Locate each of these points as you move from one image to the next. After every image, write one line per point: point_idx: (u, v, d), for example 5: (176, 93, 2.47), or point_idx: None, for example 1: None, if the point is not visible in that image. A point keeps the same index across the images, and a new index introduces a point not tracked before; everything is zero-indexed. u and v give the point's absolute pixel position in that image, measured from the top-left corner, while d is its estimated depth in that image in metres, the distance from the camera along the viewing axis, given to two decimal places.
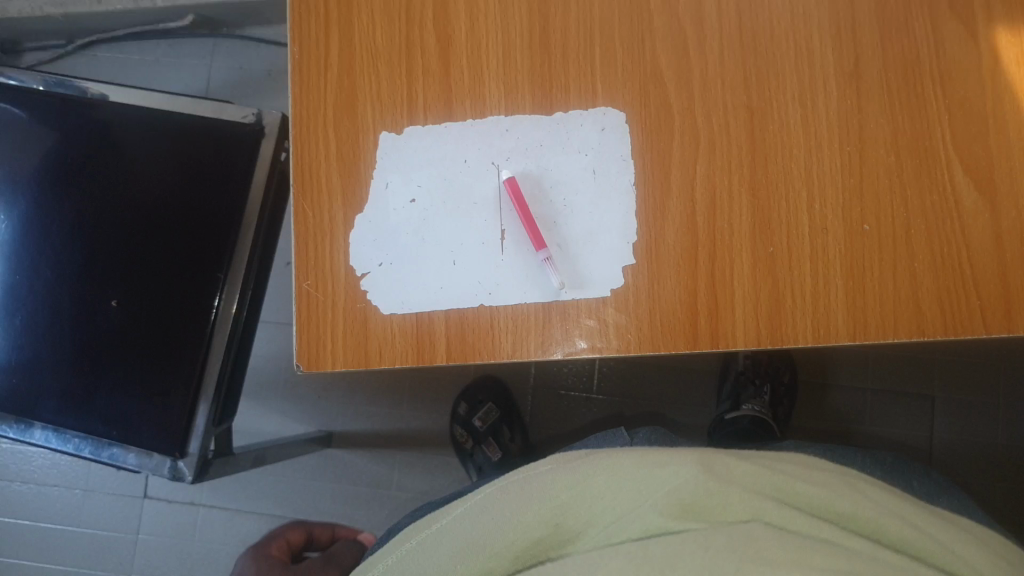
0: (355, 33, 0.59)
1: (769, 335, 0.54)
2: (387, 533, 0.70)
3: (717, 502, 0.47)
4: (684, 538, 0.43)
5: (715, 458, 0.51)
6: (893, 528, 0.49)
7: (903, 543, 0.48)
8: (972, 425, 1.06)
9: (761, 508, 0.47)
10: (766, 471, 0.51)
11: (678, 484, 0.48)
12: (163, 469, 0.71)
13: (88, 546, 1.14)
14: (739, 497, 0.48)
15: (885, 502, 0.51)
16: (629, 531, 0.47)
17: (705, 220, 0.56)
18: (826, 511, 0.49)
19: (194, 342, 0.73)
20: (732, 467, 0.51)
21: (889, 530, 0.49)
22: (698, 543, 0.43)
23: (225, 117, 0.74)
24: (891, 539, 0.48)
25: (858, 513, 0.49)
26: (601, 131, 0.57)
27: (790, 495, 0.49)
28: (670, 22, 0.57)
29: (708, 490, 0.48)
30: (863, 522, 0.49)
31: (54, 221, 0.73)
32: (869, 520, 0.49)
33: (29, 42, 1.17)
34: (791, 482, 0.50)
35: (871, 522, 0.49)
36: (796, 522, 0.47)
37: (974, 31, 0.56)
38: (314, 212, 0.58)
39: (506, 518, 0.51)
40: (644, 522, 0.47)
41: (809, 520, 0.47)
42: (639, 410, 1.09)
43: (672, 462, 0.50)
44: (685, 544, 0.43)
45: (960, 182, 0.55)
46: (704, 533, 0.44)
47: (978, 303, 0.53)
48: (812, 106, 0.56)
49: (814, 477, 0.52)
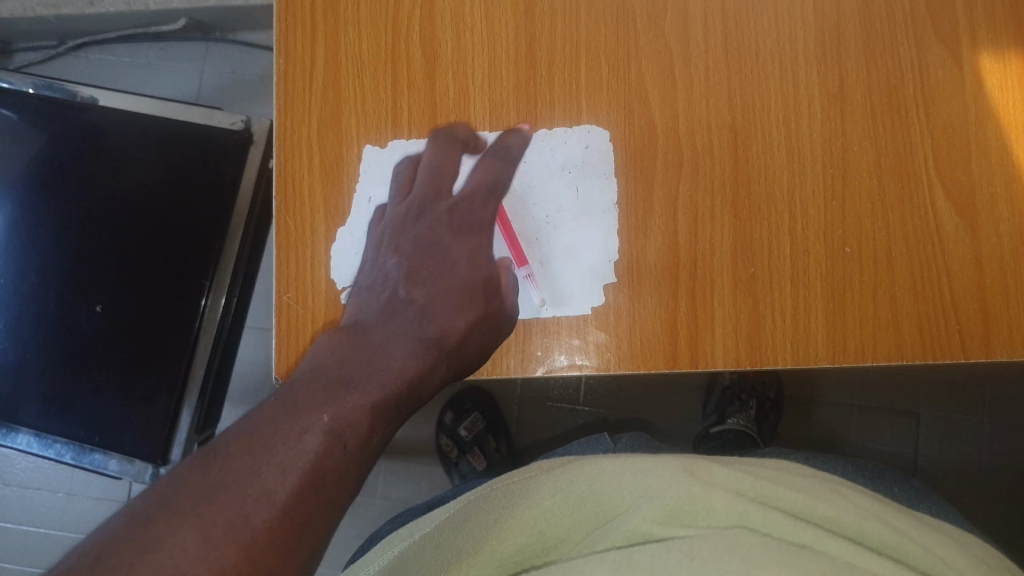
0: (341, 46, 0.59)
1: (749, 355, 0.55)
2: (365, 542, 0.69)
3: (700, 507, 0.44)
4: (670, 547, 0.40)
5: (700, 467, 0.49)
6: (874, 532, 0.46)
7: (885, 548, 0.45)
8: (955, 443, 1.06)
9: (744, 512, 0.44)
10: (748, 477, 0.49)
11: (661, 490, 0.45)
12: (146, 475, 0.75)
13: (71, 550, 1.13)
14: (723, 502, 0.45)
15: (870, 506, 0.49)
16: (610, 540, 0.44)
17: (686, 239, 0.56)
18: (810, 515, 0.47)
19: (179, 349, 0.73)
20: (717, 473, 0.48)
21: (871, 534, 0.46)
22: (683, 552, 0.39)
23: (214, 123, 0.75)
24: (875, 543, 0.45)
25: (839, 517, 0.47)
26: (586, 149, 0.57)
27: (773, 499, 0.47)
28: (656, 40, 0.57)
29: (692, 497, 0.45)
30: (847, 526, 0.46)
31: (37, 226, 0.72)
32: (851, 525, 0.46)
33: (19, 42, 1.17)
34: (770, 488, 0.48)
35: (852, 526, 0.46)
36: (778, 525, 0.43)
37: (958, 56, 0.56)
38: (296, 223, 0.58)
39: (486, 523, 0.47)
40: (627, 529, 0.44)
41: (794, 523, 0.44)
42: (623, 416, 1.08)
43: (656, 468, 0.47)
44: (670, 553, 0.40)
45: (940, 206, 0.55)
46: (689, 541, 0.41)
47: (957, 327, 0.54)
48: (796, 127, 0.57)
49: (795, 483, 0.50)
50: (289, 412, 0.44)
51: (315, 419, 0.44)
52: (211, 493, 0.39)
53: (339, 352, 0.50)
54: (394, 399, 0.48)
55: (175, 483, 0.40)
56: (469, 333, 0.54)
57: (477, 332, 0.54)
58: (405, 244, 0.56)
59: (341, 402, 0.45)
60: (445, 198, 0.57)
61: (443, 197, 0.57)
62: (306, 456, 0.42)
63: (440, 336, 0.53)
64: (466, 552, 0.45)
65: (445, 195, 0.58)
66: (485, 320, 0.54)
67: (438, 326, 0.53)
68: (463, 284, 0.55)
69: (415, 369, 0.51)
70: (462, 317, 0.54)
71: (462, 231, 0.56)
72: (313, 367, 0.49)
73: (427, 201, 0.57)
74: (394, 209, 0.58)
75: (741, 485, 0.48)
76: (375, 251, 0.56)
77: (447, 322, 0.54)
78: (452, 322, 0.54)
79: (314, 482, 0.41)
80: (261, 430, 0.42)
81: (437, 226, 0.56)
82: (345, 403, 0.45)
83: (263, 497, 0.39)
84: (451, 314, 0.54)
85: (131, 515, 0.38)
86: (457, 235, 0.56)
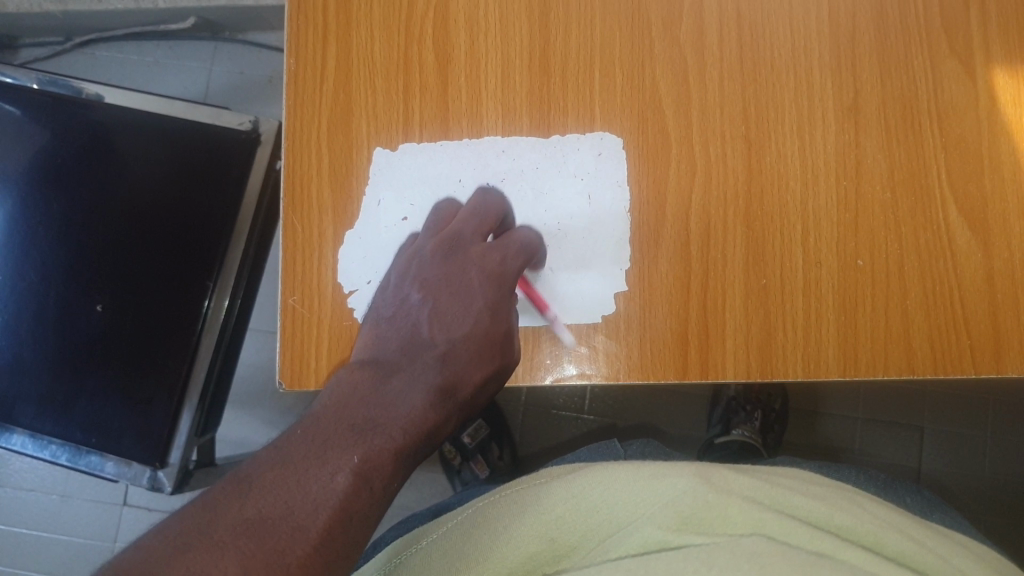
0: (353, 48, 0.58)
1: (759, 367, 0.54)
2: (368, 547, 0.68)
3: (716, 514, 0.44)
4: (686, 555, 0.40)
5: (713, 474, 0.49)
6: (891, 542, 0.45)
7: (903, 558, 0.44)
8: (958, 458, 1.05)
9: (760, 519, 0.44)
10: (763, 485, 0.49)
11: (675, 496, 0.45)
12: (142, 479, 0.72)
13: (65, 551, 1.12)
14: (738, 509, 0.44)
15: (884, 516, 0.49)
16: (624, 546, 0.43)
17: (697, 249, 0.55)
18: (825, 523, 0.46)
19: (179, 351, 0.72)
20: (730, 481, 0.48)
21: (890, 544, 0.45)
22: (701, 560, 0.39)
23: (221, 123, 0.74)
24: (894, 552, 0.44)
25: (856, 526, 0.46)
26: (598, 156, 0.57)
27: (787, 506, 0.47)
28: (671, 48, 0.57)
29: (706, 503, 0.44)
30: (861, 534, 0.46)
31: (40, 225, 0.72)
32: (867, 533, 0.46)
33: (26, 38, 1.16)
34: (785, 497, 0.48)
35: (870, 535, 0.45)
36: (796, 532, 0.43)
37: (973, 69, 0.56)
38: (304, 226, 0.57)
39: (497, 531, 0.46)
40: (642, 536, 0.43)
41: (809, 531, 0.43)
42: (632, 420, 1.08)
43: (669, 476, 0.47)
44: (685, 561, 0.39)
45: (953, 221, 0.54)
46: (704, 549, 0.40)
47: (968, 342, 0.53)
48: (810, 138, 0.56)
49: (811, 492, 0.50)
50: (317, 453, 0.41)
51: (343, 458, 0.41)
52: (249, 528, 0.37)
53: (361, 388, 0.45)
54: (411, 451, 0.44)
55: (208, 514, 0.38)
56: (481, 385, 0.50)
57: (486, 384, 0.50)
58: (432, 277, 0.51)
59: (369, 443, 0.42)
60: (481, 235, 0.53)
61: (482, 234, 0.53)
62: (334, 498, 0.39)
63: (460, 387, 0.48)
64: (474, 559, 0.44)
65: (482, 234, 0.53)
66: (497, 373, 0.51)
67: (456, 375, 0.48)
68: (486, 333, 0.50)
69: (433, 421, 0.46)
70: (481, 368, 0.49)
71: (499, 275, 0.52)
72: (334, 402, 0.45)
73: (464, 233, 0.53)
74: (426, 240, 0.54)
75: (756, 491, 0.48)
76: (399, 280, 0.52)
77: (465, 373, 0.49)
78: (469, 373, 0.49)
79: (343, 522, 0.39)
80: (291, 472, 0.40)
81: (470, 261, 0.52)
82: (369, 450, 0.42)
83: (298, 533, 0.37)
84: (473, 364, 0.49)
85: (166, 537, 0.37)
86: (488, 279, 0.51)
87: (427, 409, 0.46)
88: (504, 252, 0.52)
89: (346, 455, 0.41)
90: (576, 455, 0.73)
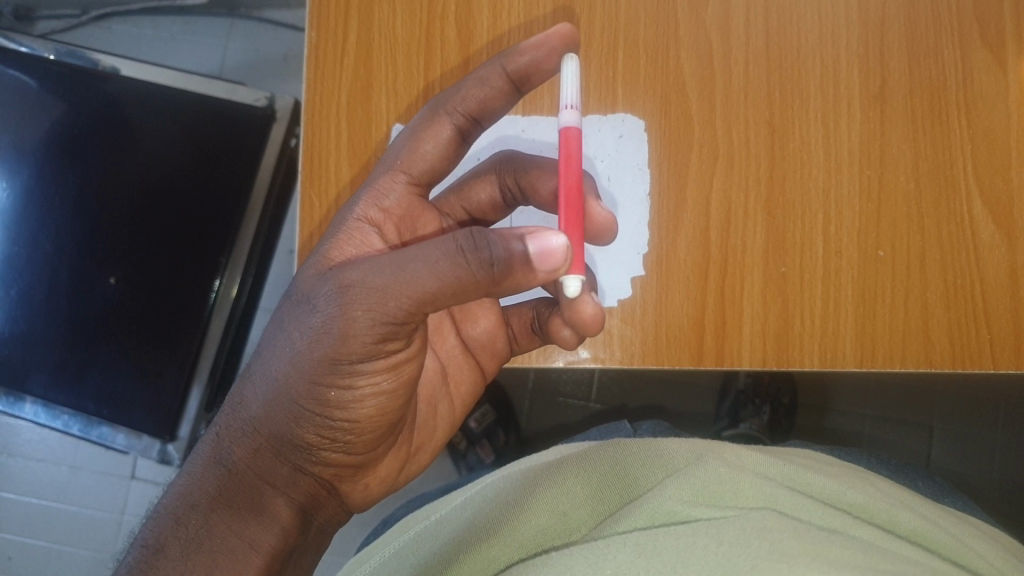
0: (374, 23, 0.58)
1: (776, 358, 0.54)
2: (381, 525, 0.73)
3: (728, 487, 0.43)
4: (696, 530, 0.39)
5: (727, 449, 0.48)
6: (904, 520, 0.45)
7: (915, 536, 0.45)
8: (969, 457, 1.02)
9: (771, 494, 0.44)
10: (776, 461, 0.48)
11: (689, 471, 0.44)
12: (152, 452, 0.77)
13: (73, 522, 1.10)
14: (751, 484, 0.44)
15: (898, 497, 0.49)
16: (637, 517, 0.41)
17: (717, 235, 0.55)
18: (837, 500, 0.46)
19: (192, 324, 0.72)
20: (744, 456, 0.48)
21: (901, 522, 0.45)
22: (711, 536, 0.38)
23: (236, 98, 0.75)
24: (905, 530, 0.45)
25: (869, 504, 0.46)
26: (619, 138, 0.57)
27: (801, 484, 0.47)
28: (696, 30, 0.57)
29: (719, 477, 0.44)
30: (874, 511, 0.46)
31: (57, 193, 0.71)
32: (881, 511, 0.46)
33: (43, 10, 1.16)
34: (800, 473, 0.47)
35: (883, 513, 0.45)
36: (806, 508, 0.43)
37: (1003, 61, 0.55)
38: (321, 200, 0.57)
39: (508, 505, 0.45)
40: (653, 507, 0.42)
41: (819, 511, 0.43)
42: (640, 402, 1.05)
43: (682, 451, 0.46)
44: (696, 536, 0.38)
45: (977, 214, 0.54)
46: (714, 525, 0.39)
47: (989, 337, 0.52)
48: (835, 127, 0.55)
49: (829, 473, 0.49)
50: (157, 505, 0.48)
51: (175, 498, 0.46)
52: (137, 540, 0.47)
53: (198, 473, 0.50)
54: (226, 518, 0.45)
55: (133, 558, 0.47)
56: (274, 413, 0.45)
57: (286, 411, 0.44)
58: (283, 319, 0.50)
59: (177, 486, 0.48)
60: (414, 180, 0.50)
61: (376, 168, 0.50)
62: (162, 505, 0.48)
63: (247, 422, 0.46)
64: (482, 534, 0.44)
65: (383, 164, 0.50)
66: (300, 393, 0.43)
67: (235, 404, 0.47)
68: (264, 339, 0.47)
69: (221, 476, 0.46)
70: (272, 394, 0.44)
71: (326, 261, 0.45)
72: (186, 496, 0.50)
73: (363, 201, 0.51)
74: None
75: (766, 467, 0.47)
76: None
77: (241, 395, 0.47)
78: (242, 392, 0.47)
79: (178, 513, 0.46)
80: (136, 541, 0.46)
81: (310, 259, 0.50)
82: (154, 532, 0.45)
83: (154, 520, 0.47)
84: (256, 390, 0.45)
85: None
86: (295, 275, 0.46)
87: (208, 468, 0.46)
88: (358, 215, 0.47)
89: (175, 500, 0.46)
90: (587, 436, 0.73)
